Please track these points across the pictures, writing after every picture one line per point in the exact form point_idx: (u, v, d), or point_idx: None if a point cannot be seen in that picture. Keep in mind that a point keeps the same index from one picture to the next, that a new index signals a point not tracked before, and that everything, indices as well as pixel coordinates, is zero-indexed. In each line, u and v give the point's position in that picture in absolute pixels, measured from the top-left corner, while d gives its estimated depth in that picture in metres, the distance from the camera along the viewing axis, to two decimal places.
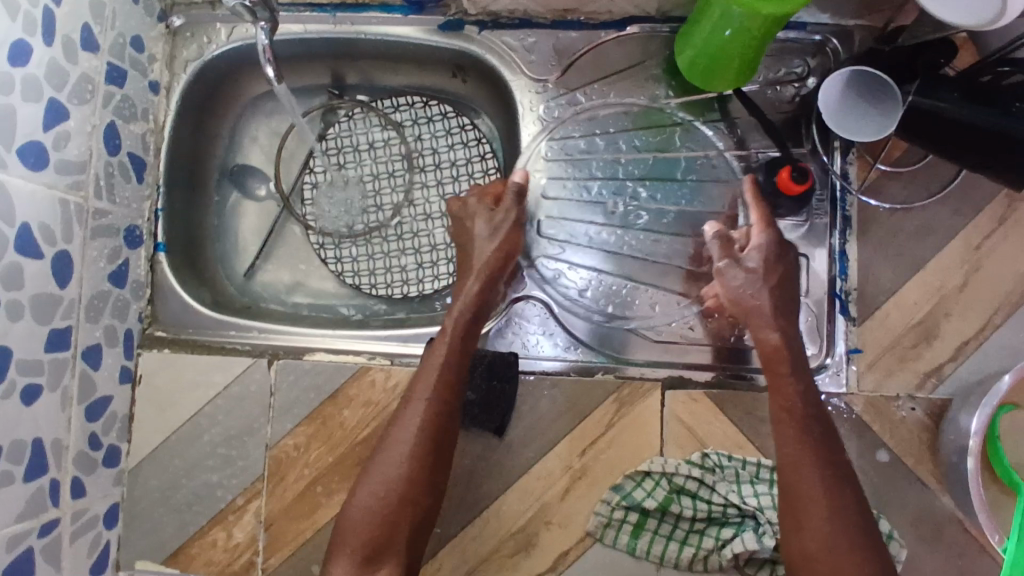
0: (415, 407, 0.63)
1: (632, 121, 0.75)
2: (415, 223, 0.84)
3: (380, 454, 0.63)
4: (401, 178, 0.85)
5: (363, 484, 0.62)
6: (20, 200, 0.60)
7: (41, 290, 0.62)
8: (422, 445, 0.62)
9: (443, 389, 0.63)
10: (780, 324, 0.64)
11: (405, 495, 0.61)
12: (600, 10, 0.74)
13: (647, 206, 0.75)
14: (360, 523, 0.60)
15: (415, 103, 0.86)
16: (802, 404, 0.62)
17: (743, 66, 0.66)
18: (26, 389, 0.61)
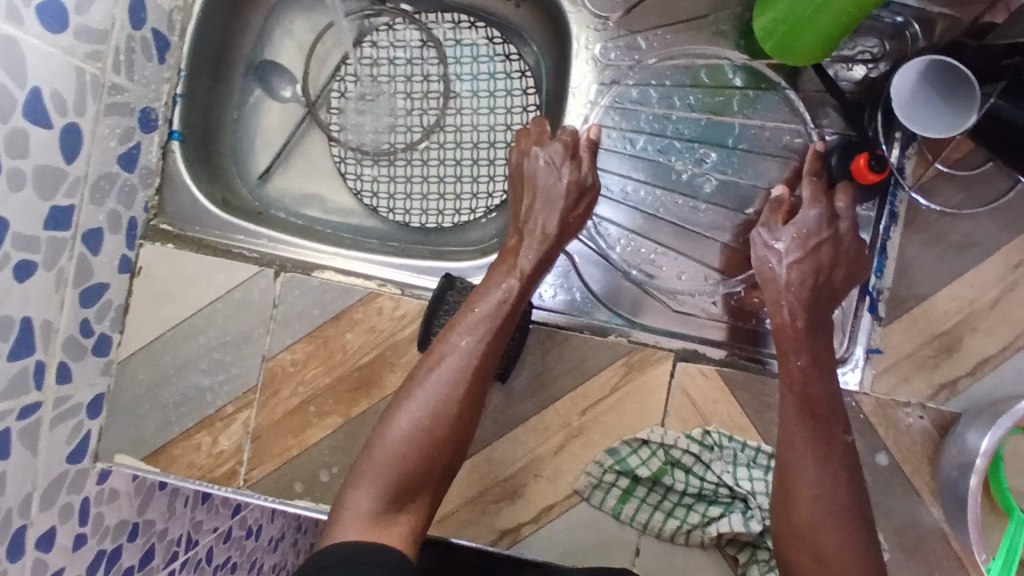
0: (466, 345, 0.61)
1: (691, 76, 0.71)
2: (443, 152, 0.80)
3: (421, 387, 0.60)
4: (434, 100, 0.81)
5: (399, 416, 0.59)
6: (32, 60, 0.55)
7: (47, 162, 0.58)
8: (471, 388, 0.60)
9: (497, 332, 0.62)
10: (799, 300, 0.62)
11: (447, 433, 0.59)
12: None
13: (694, 170, 0.71)
14: (396, 455, 0.57)
15: (461, 23, 0.81)
16: (806, 378, 0.61)
17: (825, 39, 0.61)
18: (20, 265, 0.58)
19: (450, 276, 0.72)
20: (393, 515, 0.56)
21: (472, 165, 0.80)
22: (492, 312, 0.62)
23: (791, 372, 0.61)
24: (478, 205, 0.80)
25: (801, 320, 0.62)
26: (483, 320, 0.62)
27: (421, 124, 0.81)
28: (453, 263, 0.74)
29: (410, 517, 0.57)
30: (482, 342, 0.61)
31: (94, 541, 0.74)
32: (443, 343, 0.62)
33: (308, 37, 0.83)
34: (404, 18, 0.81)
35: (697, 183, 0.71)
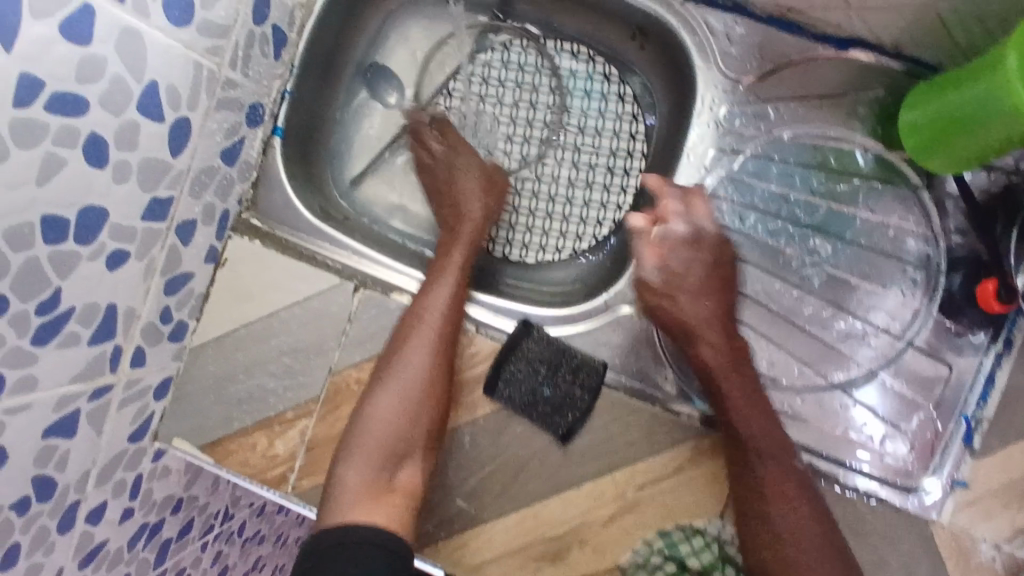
0: (434, 317, 0.66)
1: (816, 157, 0.65)
2: (538, 185, 0.77)
3: (402, 360, 0.65)
4: (538, 130, 0.78)
5: (385, 383, 0.65)
6: (152, 53, 0.53)
7: (153, 154, 0.58)
8: (441, 354, 0.66)
9: (447, 306, 0.67)
10: (719, 342, 0.63)
11: (417, 408, 0.64)
12: (830, 22, 0.62)
13: (803, 258, 0.66)
14: (382, 420, 0.64)
15: (579, 54, 0.77)
16: (724, 390, 0.62)
17: (977, 154, 0.56)
18: (113, 255, 0.58)
19: (527, 322, 0.69)
20: (387, 475, 0.63)
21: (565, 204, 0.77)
22: (447, 294, 0.67)
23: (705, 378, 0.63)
24: (565, 246, 0.77)
25: (695, 328, 0.63)
26: (434, 303, 0.67)
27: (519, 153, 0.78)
28: (532, 308, 0.71)
29: (406, 475, 0.63)
30: (442, 315, 0.67)
31: (139, 514, 0.76)
32: (412, 315, 0.67)
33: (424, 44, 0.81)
34: (520, 43, 0.79)
35: (804, 273, 0.66)
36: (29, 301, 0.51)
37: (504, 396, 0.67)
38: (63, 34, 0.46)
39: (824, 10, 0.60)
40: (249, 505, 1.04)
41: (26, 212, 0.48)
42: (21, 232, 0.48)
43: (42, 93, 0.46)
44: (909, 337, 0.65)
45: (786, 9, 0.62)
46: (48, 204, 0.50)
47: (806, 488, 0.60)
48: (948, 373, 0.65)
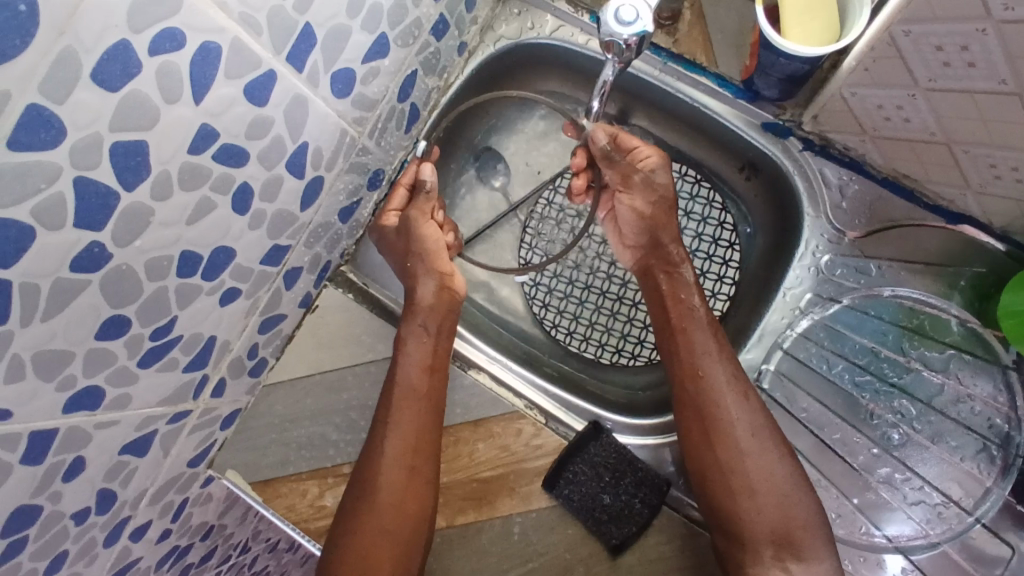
0: (396, 447, 0.66)
1: (911, 320, 0.67)
2: (624, 288, 0.82)
3: (376, 485, 0.65)
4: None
5: (361, 509, 0.65)
6: (312, 118, 0.58)
7: (286, 207, 0.61)
8: (412, 487, 0.65)
9: (414, 433, 0.66)
10: (731, 385, 0.64)
11: (386, 533, 0.64)
12: (943, 195, 0.64)
13: (885, 416, 0.67)
14: (354, 552, 0.64)
15: (686, 176, 0.81)
16: (688, 399, 0.65)
17: None
18: (227, 292, 0.60)
19: (599, 426, 0.71)
20: None
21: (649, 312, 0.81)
22: (415, 413, 0.66)
23: (681, 398, 0.66)
24: (639, 352, 0.80)
25: (699, 367, 0.65)
26: (407, 420, 0.66)
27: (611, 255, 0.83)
28: (605, 411, 0.73)
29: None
30: (401, 443, 0.66)
31: (174, 536, 0.76)
32: (381, 428, 0.67)
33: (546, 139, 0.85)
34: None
35: (884, 430, 0.67)
36: (147, 326, 0.54)
37: (563, 494, 0.67)
38: (245, 95, 0.49)
39: (940, 184, 0.63)
40: (266, 540, 1.01)
41: (171, 247, 0.51)
42: (160, 264, 0.51)
43: (213, 143, 0.49)
44: (978, 513, 0.63)
45: (902, 175, 0.66)
46: (189, 242, 0.52)
47: (802, 535, 0.61)
48: (1010, 554, 0.61)
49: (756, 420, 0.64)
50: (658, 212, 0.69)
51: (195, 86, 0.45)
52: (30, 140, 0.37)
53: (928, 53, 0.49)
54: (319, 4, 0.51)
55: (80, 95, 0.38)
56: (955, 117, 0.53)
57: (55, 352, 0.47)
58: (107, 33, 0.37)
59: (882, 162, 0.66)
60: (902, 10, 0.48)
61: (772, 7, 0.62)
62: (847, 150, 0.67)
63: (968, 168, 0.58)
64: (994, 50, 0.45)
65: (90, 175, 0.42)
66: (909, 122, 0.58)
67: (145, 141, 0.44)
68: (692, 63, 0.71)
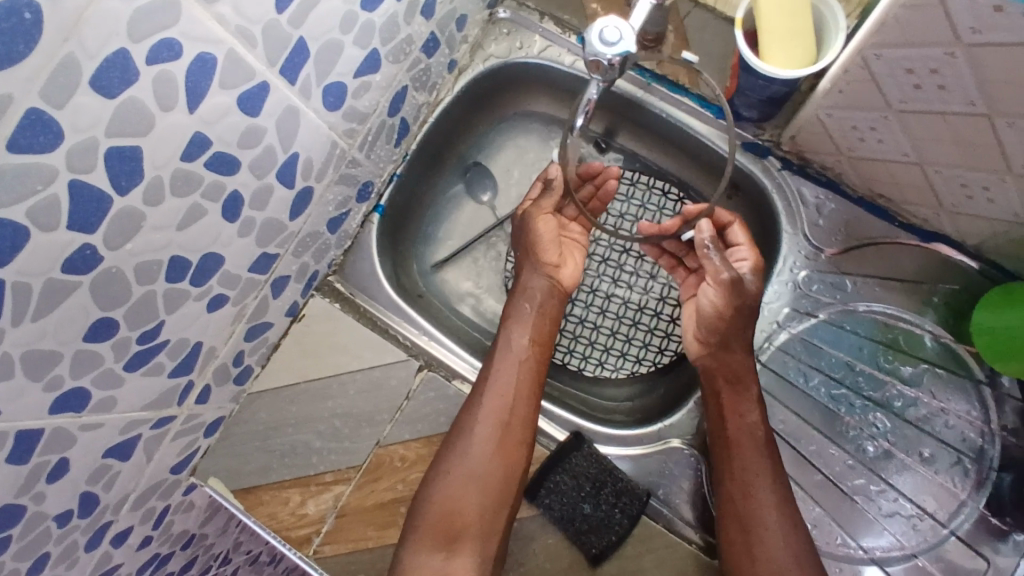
0: (493, 403, 0.68)
1: (886, 335, 0.69)
2: (607, 302, 0.83)
3: (470, 438, 0.67)
4: (617, 254, 0.84)
5: (453, 454, 0.67)
6: (303, 130, 0.59)
7: (276, 216, 0.62)
8: (507, 439, 0.67)
9: (514, 390, 0.69)
10: (781, 508, 0.63)
11: (479, 482, 0.66)
12: (917, 215, 0.67)
13: (861, 430, 0.68)
14: (445, 497, 0.65)
15: (668, 193, 0.83)
16: (733, 514, 0.64)
17: None
18: (214, 298, 0.61)
19: (580, 435, 0.71)
20: (443, 555, 0.64)
21: (631, 327, 0.82)
22: (516, 374, 0.70)
23: (726, 512, 0.65)
24: (622, 365, 0.81)
25: (750, 485, 0.64)
26: (507, 377, 0.69)
27: (596, 270, 0.84)
28: (587, 422, 0.74)
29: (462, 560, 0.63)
30: (504, 396, 0.68)
31: (154, 544, 0.76)
32: (477, 393, 0.69)
33: (533, 154, 0.87)
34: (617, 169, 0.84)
35: (860, 443, 0.68)
36: (135, 329, 0.54)
37: (544, 503, 0.68)
38: (238, 104, 0.51)
39: (913, 205, 0.65)
40: (248, 552, 1.02)
41: (161, 251, 0.52)
42: (150, 267, 0.52)
43: (207, 150, 0.50)
44: (952, 526, 0.64)
45: (878, 195, 0.68)
46: (180, 247, 0.53)
47: None
48: (986, 568, 0.63)
49: (799, 548, 0.62)
50: (738, 320, 0.67)
51: (190, 94, 0.46)
52: (28, 142, 0.38)
53: (900, 76, 0.51)
54: (313, 20, 0.53)
55: (79, 100, 0.39)
56: (925, 138, 0.55)
57: (43, 352, 0.47)
58: (107, 41, 0.39)
59: (860, 183, 0.68)
60: (873, 35, 0.50)
61: (751, 32, 0.65)
62: (824, 170, 0.70)
63: (940, 188, 0.60)
64: (963, 72, 0.47)
65: (85, 178, 0.43)
66: (883, 143, 0.60)
67: (139, 147, 0.45)
68: (676, 84, 0.74)
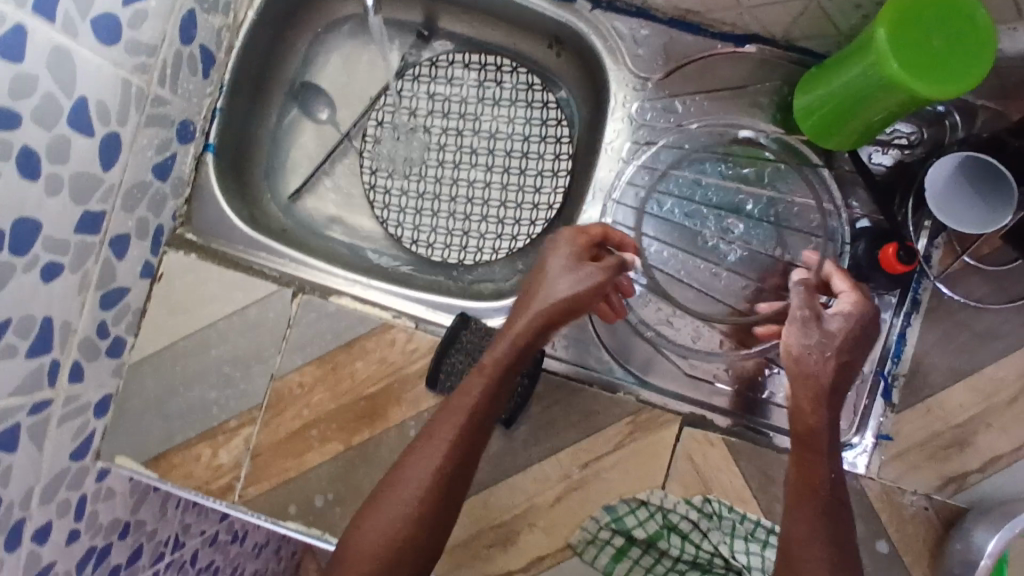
0: (427, 462, 0.57)
1: (723, 144, 0.71)
2: (472, 189, 0.82)
3: (397, 498, 0.56)
4: (468, 139, 0.82)
5: (375, 517, 0.56)
6: (82, 71, 0.57)
7: (85, 169, 0.60)
8: (441, 504, 0.56)
9: (451, 446, 0.57)
10: (836, 540, 0.53)
11: (407, 544, 0.55)
12: (724, 20, 0.68)
13: (719, 239, 0.71)
14: (366, 564, 0.55)
15: (501, 66, 0.82)
16: (799, 526, 0.53)
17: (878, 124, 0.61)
18: (46, 266, 0.59)
19: (465, 315, 0.72)
20: None
21: (500, 207, 0.81)
22: (451, 425, 0.58)
23: (789, 523, 0.54)
24: (500, 246, 0.80)
25: (820, 492, 0.54)
26: (441, 430, 0.58)
27: (452, 160, 0.82)
28: (471, 303, 0.75)
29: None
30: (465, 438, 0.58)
31: (86, 536, 0.74)
32: (411, 447, 0.58)
33: (361, 63, 0.85)
34: (448, 56, 0.83)
35: (720, 251, 0.71)
36: None
37: (445, 387, 0.70)
38: None
39: (717, 10, 0.67)
40: (201, 532, 1.01)
41: None
42: None
43: None
44: None
45: (685, 12, 0.69)
46: None
47: None
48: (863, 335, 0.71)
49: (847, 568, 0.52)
50: (816, 392, 0.55)
51: None
52: None
53: None
54: None
55: None
56: None
57: None
58: None
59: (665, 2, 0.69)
60: None
61: None
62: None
63: None
64: None
65: None
66: None
67: None
68: None
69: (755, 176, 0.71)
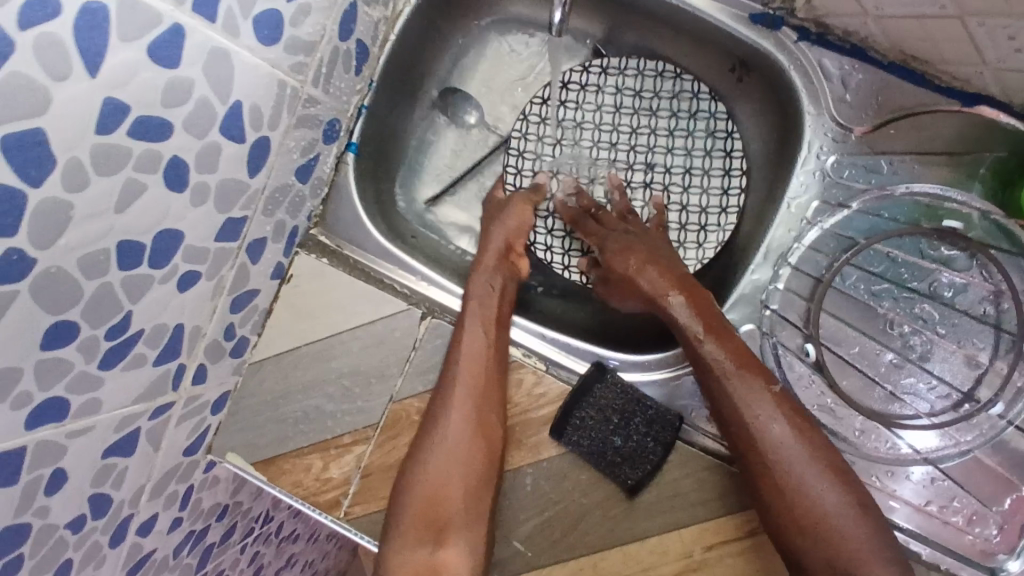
0: (464, 382, 0.63)
1: (929, 217, 0.61)
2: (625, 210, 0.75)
3: (444, 418, 0.63)
4: (623, 151, 0.76)
5: (430, 438, 0.62)
6: (240, 74, 0.51)
7: (232, 175, 0.56)
8: (482, 418, 0.63)
9: (479, 355, 0.64)
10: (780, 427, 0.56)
11: (465, 466, 0.61)
12: (957, 74, 0.56)
13: (905, 325, 0.62)
14: (426, 490, 0.60)
15: (663, 73, 0.74)
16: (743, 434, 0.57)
17: None
18: (184, 276, 0.56)
19: (603, 365, 0.68)
20: (428, 550, 0.58)
21: None
22: (472, 340, 0.65)
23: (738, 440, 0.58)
24: None
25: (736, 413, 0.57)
26: (473, 343, 0.65)
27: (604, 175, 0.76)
28: (607, 350, 0.70)
29: (455, 550, 0.58)
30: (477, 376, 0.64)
31: (186, 523, 0.74)
32: (450, 364, 0.65)
33: (516, 65, 0.81)
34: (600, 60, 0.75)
35: (905, 338, 0.62)
36: (99, 326, 0.49)
37: (571, 440, 0.65)
38: (151, 57, 0.43)
39: (954, 64, 0.55)
40: (288, 506, 1.02)
41: (104, 239, 0.46)
42: (96, 259, 0.46)
43: (127, 118, 0.43)
44: (1011, 416, 0.58)
45: (908, 57, 0.58)
46: (125, 231, 0.48)
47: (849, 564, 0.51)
48: None
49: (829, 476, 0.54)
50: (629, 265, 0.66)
51: (86, 56, 0.39)
52: None
53: None
54: None
55: None
56: None
57: None
58: None
59: (889, 44, 0.58)
60: None
61: None
62: (846, 35, 0.60)
63: (983, 41, 0.50)
64: None
65: None
66: None
67: (38, 129, 0.38)
68: None
69: (961, 258, 0.60)
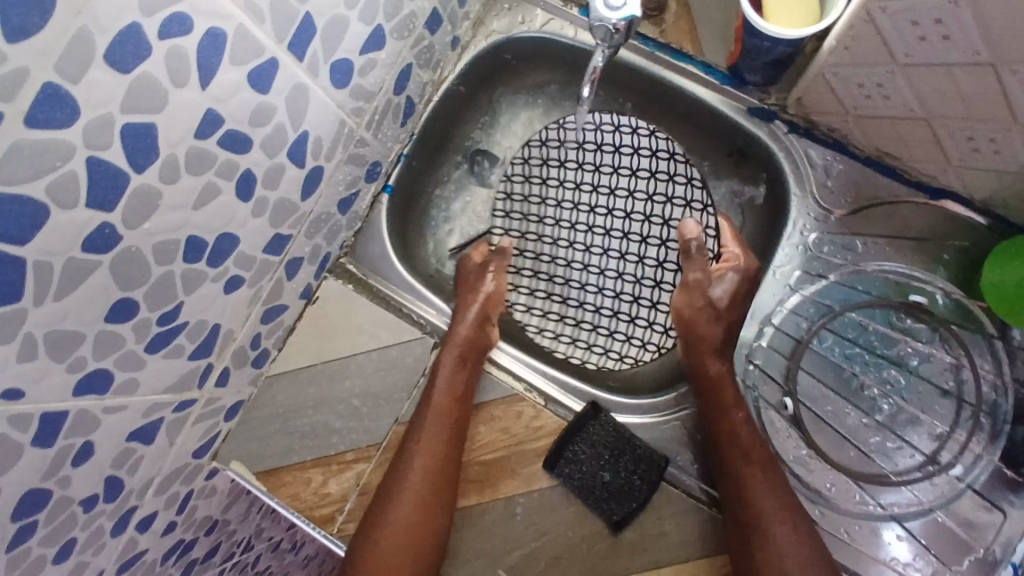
0: (422, 458, 0.68)
1: (898, 293, 0.70)
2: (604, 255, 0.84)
3: (397, 493, 0.67)
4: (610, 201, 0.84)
5: (383, 508, 0.67)
6: (312, 109, 0.59)
7: (288, 196, 0.63)
8: (433, 498, 0.67)
9: (442, 437, 0.68)
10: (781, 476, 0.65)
11: (416, 537, 0.65)
12: (924, 172, 0.66)
13: (875, 388, 0.69)
14: (376, 559, 0.65)
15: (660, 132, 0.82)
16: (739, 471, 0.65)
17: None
18: (231, 279, 0.62)
19: (597, 406, 0.73)
20: None
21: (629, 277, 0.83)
22: (437, 422, 0.69)
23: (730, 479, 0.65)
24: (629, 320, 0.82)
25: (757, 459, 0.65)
26: (433, 425, 0.69)
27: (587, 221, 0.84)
28: (603, 394, 0.76)
29: None
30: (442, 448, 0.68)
31: (180, 529, 0.76)
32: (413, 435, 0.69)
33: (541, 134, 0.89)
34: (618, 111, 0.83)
35: (874, 402, 0.69)
36: (154, 310, 0.55)
37: (563, 473, 0.69)
38: (249, 81, 0.51)
39: (922, 162, 0.65)
40: (267, 538, 1.02)
41: (177, 231, 0.52)
42: (167, 247, 0.52)
43: (219, 129, 0.51)
44: (969, 480, 0.65)
45: (883, 154, 0.68)
46: (196, 227, 0.54)
47: None
48: (1002, 519, 0.63)
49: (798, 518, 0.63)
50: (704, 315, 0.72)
51: (202, 71, 0.46)
52: (46, 118, 0.38)
53: (905, 28, 0.51)
54: None
55: (94, 76, 0.40)
56: (933, 93, 0.55)
57: (66, 332, 0.47)
58: (119, 16, 0.39)
59: (867, 143, 0.68)
60: None
61: None
62: (830, 132, 0.70)
63: (945, 143, 0.60)
64: (968, 21, 0.47)
65: (102, 155, 0.43)
66: (889, 100, 0.60)
67: (152, 125, 0.45)
68: (678, 51, 0.75)
69: (929, 332, 0.68)
